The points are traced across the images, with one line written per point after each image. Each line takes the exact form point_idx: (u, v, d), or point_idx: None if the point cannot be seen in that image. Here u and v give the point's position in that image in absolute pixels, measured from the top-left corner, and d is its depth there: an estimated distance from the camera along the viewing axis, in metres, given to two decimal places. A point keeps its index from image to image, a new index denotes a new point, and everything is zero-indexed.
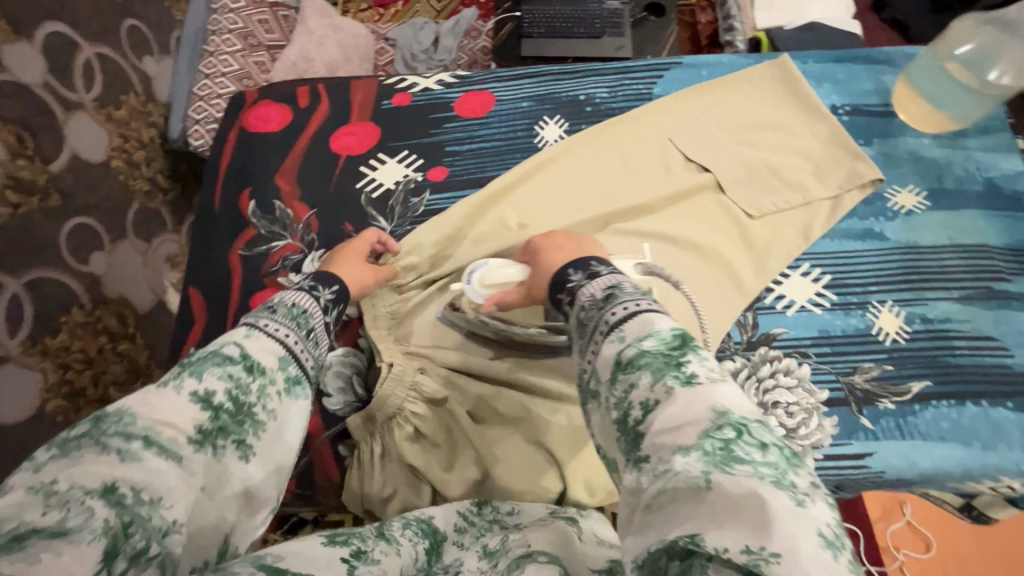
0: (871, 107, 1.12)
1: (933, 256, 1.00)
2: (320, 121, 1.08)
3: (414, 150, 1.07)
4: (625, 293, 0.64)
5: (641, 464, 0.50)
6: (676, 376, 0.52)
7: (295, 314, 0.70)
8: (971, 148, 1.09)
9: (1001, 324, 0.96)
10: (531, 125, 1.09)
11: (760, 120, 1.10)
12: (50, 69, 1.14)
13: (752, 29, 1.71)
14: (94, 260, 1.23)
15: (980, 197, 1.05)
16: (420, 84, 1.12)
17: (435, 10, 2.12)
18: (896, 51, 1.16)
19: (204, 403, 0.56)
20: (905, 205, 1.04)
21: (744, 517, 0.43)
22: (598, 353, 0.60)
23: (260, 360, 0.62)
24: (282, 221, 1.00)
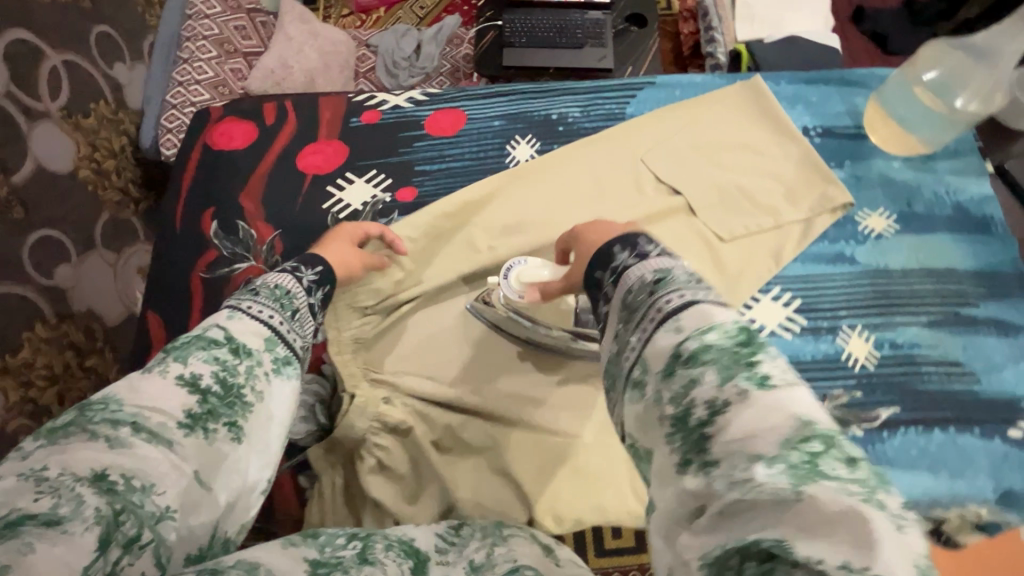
0: (841, 129, 1.12)
1: (902, 281, 1.01)
2: (286, 139, 1.04)
3: (383, 170, 1.04)
4: (679, 279, 0.57)
5: (709, 465, 0.46)
6: (748, 377, 0.47)
7: (279, 296, 0.68)
8: (940, 172, 1.10)
9: (968, 350, 0.97)
10: (503, 145, 1.08)
11: (734, 140, 1.10)
12: (13, 77, 1.10)
13: (732, 41, 1.72)
14: (60, 273, 1.20)
15: (948, 221, 1.06)
16: (388, 102, 1.09)
17: (417, 16, 2.10)
18: (868, 73, 1.16)
19: (191, 386, 0.55)
20: (875, 229, 1.05)
21: (839, 532, 0.37)
22: (647, 342, 0.54)
23: (246, 343, 0.61)
24: (245, 242, 0.96)
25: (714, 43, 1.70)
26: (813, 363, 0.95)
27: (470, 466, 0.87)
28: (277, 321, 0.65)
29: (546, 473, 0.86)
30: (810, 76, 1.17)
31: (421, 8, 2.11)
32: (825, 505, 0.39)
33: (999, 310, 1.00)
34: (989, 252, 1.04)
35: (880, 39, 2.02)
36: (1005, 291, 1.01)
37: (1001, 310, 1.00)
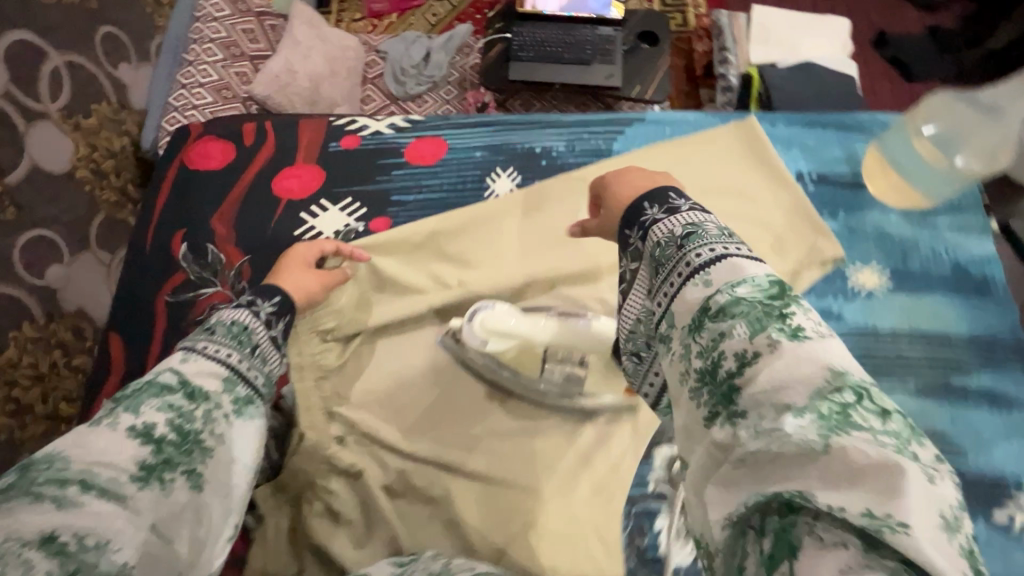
0: (838, 176, 1.06)
1: (890, 343, 0.93)
2: (262, 161, 1.02)
3: (358, 198, 1.02)
4: (709, 232, 0.58)
5: (737, 413, 0.46)
6: (781, 329, 0.47)
7: (235, 334, 0.63)
8: (939, 228, 1.02)
9: (956, 421, 0.88)
10: (482, 178, 1.05)
11: (723, 187, 1.04)
12: (13, 78, 1.11)
13: (745, 63, 1.69)
14: (50, 273, 1.20)
15: (944, 280, 0.98)
16: (369, 127, 1.07)
17: (429, 23, 2.09)
18: (868, 117, 1.09)
19: (144, 437, 0.52)
20: (866, 286, 0.97)
21: (867, 482, 0.38)
22: (676, 292, 0.56)
23: (203, 385, 0.57)
24: (214, 266, 0.94)
25: (726, 64, 1.67)
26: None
27: (410, 517, 0.81)
28: (236, 361, 0.60)
29: (486, 528, 0.80)
30: (809, 120, 1.10)
31: (433, 15, 2.10)
32: (853, 457, 0.39)
33: (993, 379, 0.91)
34: (986, 318, 0.96)
35: (901, 66, 1.96)
36: (1004, 362, 0.93)
37: (999, 382, 0.91)
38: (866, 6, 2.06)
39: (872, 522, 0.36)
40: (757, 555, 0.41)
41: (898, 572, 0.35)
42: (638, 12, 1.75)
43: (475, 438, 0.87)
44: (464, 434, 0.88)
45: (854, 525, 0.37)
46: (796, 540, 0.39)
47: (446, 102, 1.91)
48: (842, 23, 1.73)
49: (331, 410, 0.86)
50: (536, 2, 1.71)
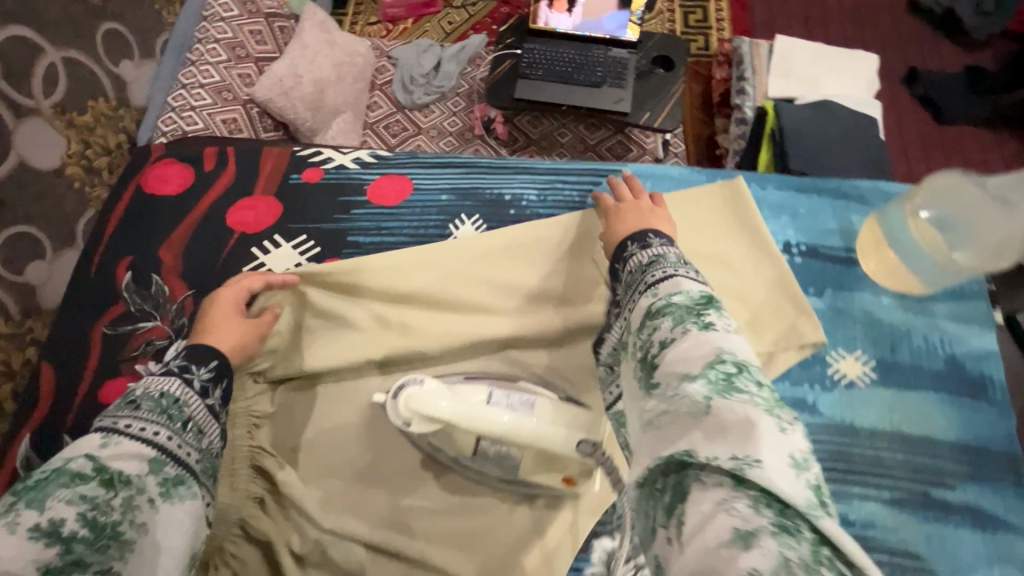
0: (831, 249, 0.78)
1: (866, 446, 0.66)
2: (216, 192, 0.78)
3: (314, 238, 0.77)
4: (669, 261, 0.61)
5: (654, 388, 0.52)
6: (696, 323, 0.53)
7: (164, 406, 0.57)
8: (937, 315, 0.74)
9: (933, 542, 0.63)
10: (445, 224, 0.81)
11: (695, 246, 0.75)
12: (4, 74, 1.10)
13: (763, 96, 1.61)
14: (31, 270, 1.19)
15: (937, 377, 0.70)
16: (336, 158, 0.83)
17: (444, 31, 2.05)
18: (870, 184, 0.82)
19: (49, 536, 0.46)
20: (847, 375, 0.70)
21: (733, 434, 0.44)
22: (633, 306, 0.60)
23: (122, 469, 0.52)
24: (155, 300, 0.71)
25: (743, 94, 1.61)
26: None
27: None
28: (165, 438, 0.56)
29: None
30: (802, 181, 0.82)
31: (448, 23, 2.06)
32: (729, 415, 0.45)
33: (980, 494, 0.65)
34: (984, 421, 0.68)
35: (932, 105, 1.87)
36: (996, 473, 0.66)
37: (987, 497, 0.65)
38: (899, 40, 1.97)
39: (735, 462, 0.43)
40: (659, 510, 0.46)
41: (759, 499, 0.41)
42: (655, 35, 1.69)
43: (375, 503, 0.69)
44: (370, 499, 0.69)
45: (724, 466, 0.43)
46: (687, 489, 0.45)
47: (453, 114, 1.86)
48: (871, 59, 1.65)
49: (257, 465, 0.70)
50: (549, 20, 1.66)
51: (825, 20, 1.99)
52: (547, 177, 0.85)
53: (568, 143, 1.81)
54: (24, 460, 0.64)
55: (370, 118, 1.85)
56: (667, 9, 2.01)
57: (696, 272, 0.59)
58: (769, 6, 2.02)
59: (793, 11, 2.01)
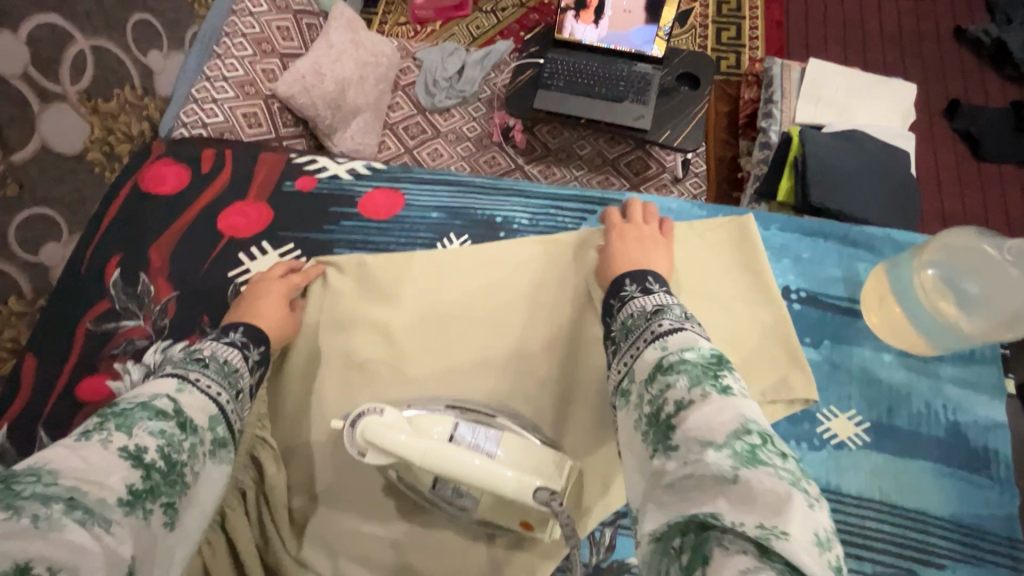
0: (833, 299, 0.73)
1: (849, 514, 0.62)
2: (212, 194, 0.76)
3: (301, 247, 0.74)
4: (675, 313, 0.56)
5: (670, 450, 0.45)
6: (713, 386, 0.47)
7: (227, 373, 0.56)
8: (943, 378, 0.69)
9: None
10: (432, 243, 0.75)
11: (694, 283, 0.71)
12: (33, 60, 1.14)
13: (789, 121, 1.56)
14: (45, 251, 1.22)
15: (937, 445, 0.66)
16: (330, 168, 0.79)
17: (471, 36, 2.04)
18: (880, 232, 0.78)
19: (134, 460, 0.44)
20: (838, 435, 0.66)
21: (760, 500, 0.38)
22: (636, 358, 0.54)
23: (193, 418, 0.50)
24: (139, 298, 0.70)
25: (769, 118, 1.56)
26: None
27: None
28: (225, 400, 0.54)
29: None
30: (809, 223, 0.78)
31: (476, 28, 2.05)
32: (757, 484, 0.39)
33: None
34: (984, 499, 0.64)
35: (972, 141, 1.78)
36: (990, 554, 0.62)
37: None
38: (942, 70, 1.88)
39: (762, 532, 0.37)
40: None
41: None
42: (682, 52, 1.65)
43: (331, 529, 0.63)
44: (326, 525, 0.63)
45: (749, 535, 0.37)
46: (710, 553, 0.38)
47: (473, 119, 1.85)
48: (910, 89, 1.58)
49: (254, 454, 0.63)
50: (574, 31, 1.64)
51: (865, 45, 1.91)
52: (542, 202, 0.79)
53: (587, 156, 1.79)
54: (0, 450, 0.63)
55: (390, 118, 1.86)
56: (699, 24, 1.96)
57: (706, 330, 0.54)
58: (806, 27, 1.95)
59: (832, 34, 1.94)
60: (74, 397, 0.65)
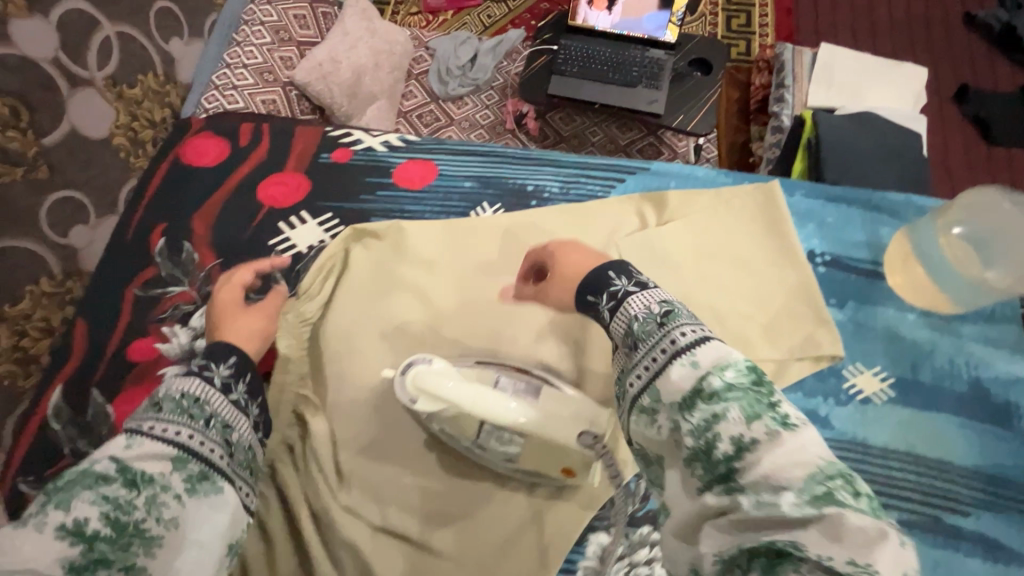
0: (857, 262, 0.75)
1: (879, 466, 0.64)
2: (252, 166, 0.79)
3: (339, 217, 0.76)
4: (683, 318, 0.52)
5: (735, 491, 0.42)
6: (773, 419, 0.43)
7: (187, 408, 0.53)
8: (965, 337, 0.71)
9: (940, 569, 0.60)
10: (466, 212, 0.77)
11: (725, 245, 0.74)
12: (63, 46, 1.16)
13: (801, 104, 1.58)
14: (74, 234, 1.25)
15: (959, 399, 0.68)
16: (366, 141, 0.81)
17: (483, 25, 2.06)
18: (903, 197, 0.79)
19: (75, 537, 0.44)
20: (863, 390, 0.68)
21: (849, 538, 0.38)
22: (661, 373, 0.49)
23: (145, 469, 0.49)
24: (184, 266, 0.72)
25: (781, 102, 1.58)
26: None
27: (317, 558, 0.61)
28: (190, 439, 0.52)
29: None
30: (832, 189, 0.79)
31: (488, 17, 2.07)
32: (847, 524, 0.38)
33: (995, 525, 0.63)
34: (1007, 451, 0.66)
35: (982, 125, 1.79)
36: (1013, 502, 0.64)
37: (1002, 528, 0.62)
38: (952, 54, 1.89)
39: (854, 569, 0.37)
40: None
41: None
42: (694, 38, 1.67)
43: (376, 479, 0.64)
44: (368, 477, 0.64)
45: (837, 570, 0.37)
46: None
47: (486, 107, 1.87)
48: (920, 72, 1.59)
49: (298, 412, 0.67)
50: (588, 17, 1.65)
51: (874, 30, 1.93)
52: (571, 170, 0.80)
53: (599, 142, 1.81)
54: (55, 409, 0.66)
55: (405, 106, 1.87)
56: (710, 12, 1.97)
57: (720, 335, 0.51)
58: (816, 13, 1.96)
59: (841, 20, 1.95)
60: (126, 357, 0.68)
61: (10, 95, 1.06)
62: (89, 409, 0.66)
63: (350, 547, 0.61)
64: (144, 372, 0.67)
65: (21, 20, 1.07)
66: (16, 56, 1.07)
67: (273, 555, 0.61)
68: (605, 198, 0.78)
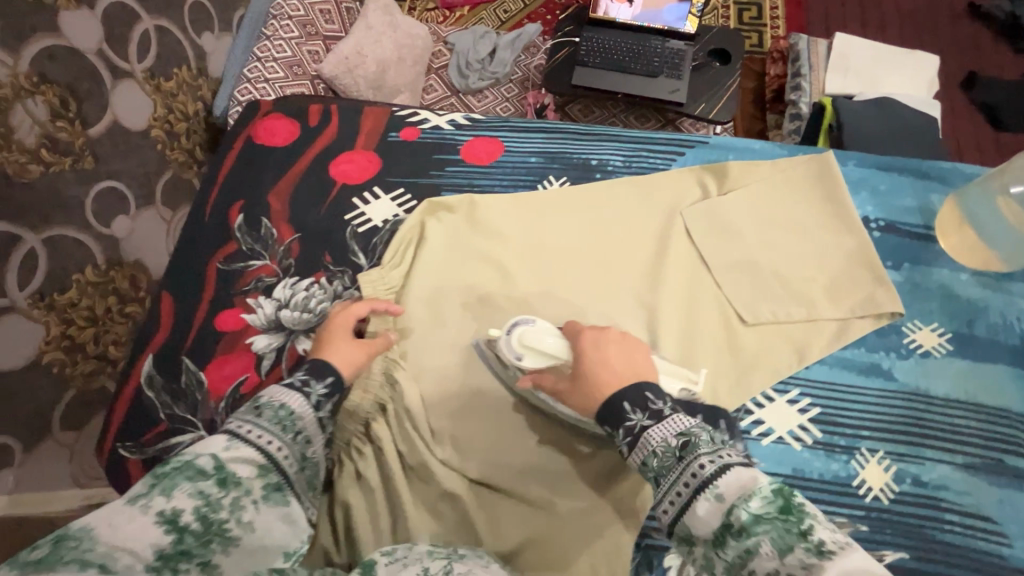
0: (910, 227, 0.84)
1: (943, 412, 0.72)
2: (326, 143, 0.90)
3: (410, 191, 0.86)
4: (703, 441, 0.50)
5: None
6: (807, 548, 0.40)
7: (281, 418, 0.56)
8: (1016, 294, 0.79)
9: (1005, 506, 0.67)
10: (533, 185, 0.87)
11: (785, 216, 0.84)
12: (106, 37, 1.11)
13: (819, 92, 1.63)
14: (116, 224, 1.15)
15: (1014, 351, 0.75)
16: (433, 120, 0.93)
17: (499, 20, 2.08)
18: (950, 166, 0.88)
19: (169, 525, 0.45)
20: (924, 345, 0.76)
21: None
22: (686, 508, 0.47)
23: (237, 471, 0.51)
24: (264, 240, 0.83)
25: (798, 90, 1.63)
26: (814, 489, 0.68)
27: (411, 509, 0.67)
28: (276, 449, 0.54)
29: (472, 529, 0.67)
30: (882, 160, 0.89)
31: (503, 12, 2.09)
32: None
33: None
34: None
35: (989, 111, 1.84)
36: None
37: None
38: (958, 44, 1.94)
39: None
40: None
41: None
42: (713, 29, 1.68)
43: (469, 436, 0.71)
44: (461, 435, 0.71)
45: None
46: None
47: (506, 100, 1.82)
48: (932, 60, 1.64)
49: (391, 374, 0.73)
50: (609, 10, 1.68)
51: (882, 21, 1.97)
52: (631, 145, 0.90)
53: None
54: (148, 376, 0.76)
55: (425, 101, 1.81)
56: (722, 4, 2.00)
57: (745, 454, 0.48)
58: (826, 5, 2.01)
59: (850, 11, 1.99)
60: (215, 328, 0.79)
61: (58, 84, 1.00)
62: (182, 376, 0.76)
63: (447, 495, 0.68)
64: (233, 340, 0.77)
65: (70, 12, 1.02)
66: (64, 46, 1.01)
67: (373, 505, 0.68)
68: (667, 169, 0.88)
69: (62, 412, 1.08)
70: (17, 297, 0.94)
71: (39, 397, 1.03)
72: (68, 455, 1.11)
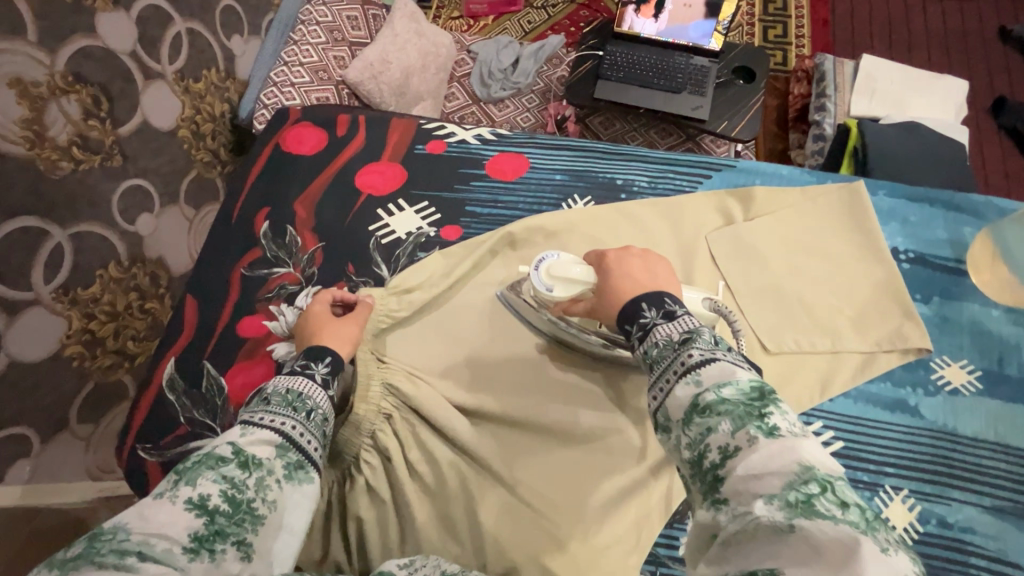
0: (940, 259, 0.85)
1: (970, 452, 0.72)
2: (352, 154, 0.94)
3: (434, 205, 0.89)
4: (704, 340, 0.49)
5: (720, 505, 0.41)
6: (759, 426, 0.42)
7: (290, 400, 0.55)
8: None
9: None
10: (558, 203, 0.89)
11: (812, 243, 0.84)
12: (140, 39, 1.11)
13: (844, 113, 1.61)
14: (141, 221, 1.15)
15: None
16: (458, 134, 0.96)
17: (523, 30, 2.07)
18: (984, 200, 0.89)
19: (199, 509, 0.44)
20: (951, 382, 0.76)
21: (824, 556, 0.35)
22: (665, 394, 0.48)
23: (257, 453, 0.50)
24: (289, 247, 0.86)
25: (823, 111, 1.62)
26: None
27: (416, 519, 0.67)
28: (292, 427, 0.53)
29: (481, 547, 0.65)
30: (914, 191, 0.90)
31: (527, 23, 2.08)
32: (820, 535, 0.36)
33: None
34: None
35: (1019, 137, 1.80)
36: None
37: None
38: (989, 66, 1.92)
39: None
40: None
41: None
42: (738, 47, 1.66)
43: (477, 449, 0.69)
44: (466, 443, 0.69)
45: None
46: None
47: (527, 111, 1.77)
48: (962, 85, 1.61)
49: (387, 382, 0.72)
50: (634, 24, 1.65)
51: (911, 43, 1.95)
52: (658, 166, 0.92)
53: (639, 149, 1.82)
54: (170, 379, 0.80)
55: (446, 108, 1.77)
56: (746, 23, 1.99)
57: (743, 359, 0.47)
58: (853, 26, 1.99)
59: (879, 32, 1.97)
60: (237, 333, 0.82)
61: (92, 83, 1.01)
62: (202, 381, 0.79)
63: (451, 506, 0.67)
64: (255, 346, 0.80)
65: (107, 13, 1.03)
66: (99, 47, 1.02)
67: (374, 518, 0.68)
68: (693, 192, 0.89)
69: (79, 406, 1.06)
70: (42, 292, 0.95)
71: (53, 389, 1.00)
72: (83, 448, 1.08)
